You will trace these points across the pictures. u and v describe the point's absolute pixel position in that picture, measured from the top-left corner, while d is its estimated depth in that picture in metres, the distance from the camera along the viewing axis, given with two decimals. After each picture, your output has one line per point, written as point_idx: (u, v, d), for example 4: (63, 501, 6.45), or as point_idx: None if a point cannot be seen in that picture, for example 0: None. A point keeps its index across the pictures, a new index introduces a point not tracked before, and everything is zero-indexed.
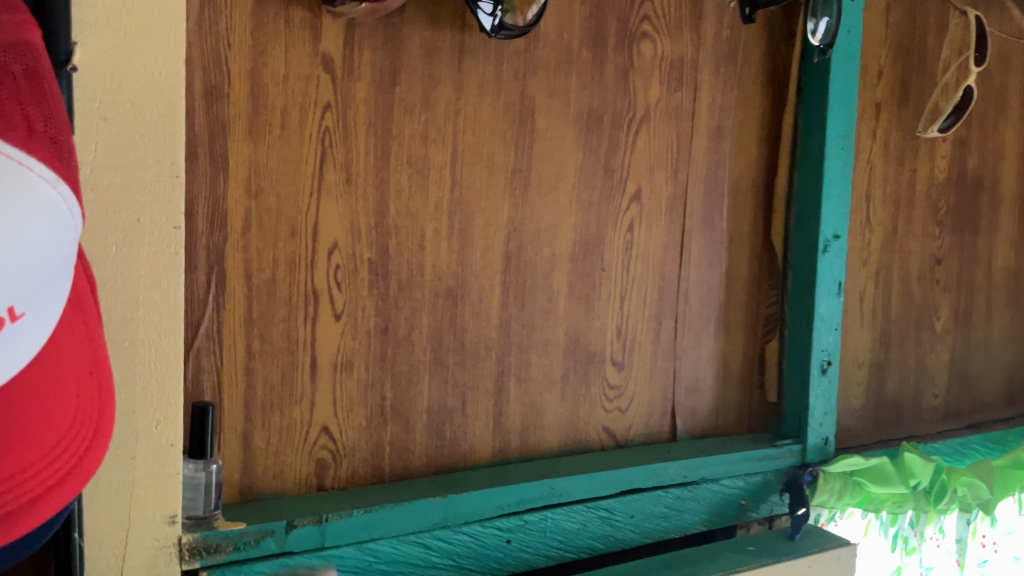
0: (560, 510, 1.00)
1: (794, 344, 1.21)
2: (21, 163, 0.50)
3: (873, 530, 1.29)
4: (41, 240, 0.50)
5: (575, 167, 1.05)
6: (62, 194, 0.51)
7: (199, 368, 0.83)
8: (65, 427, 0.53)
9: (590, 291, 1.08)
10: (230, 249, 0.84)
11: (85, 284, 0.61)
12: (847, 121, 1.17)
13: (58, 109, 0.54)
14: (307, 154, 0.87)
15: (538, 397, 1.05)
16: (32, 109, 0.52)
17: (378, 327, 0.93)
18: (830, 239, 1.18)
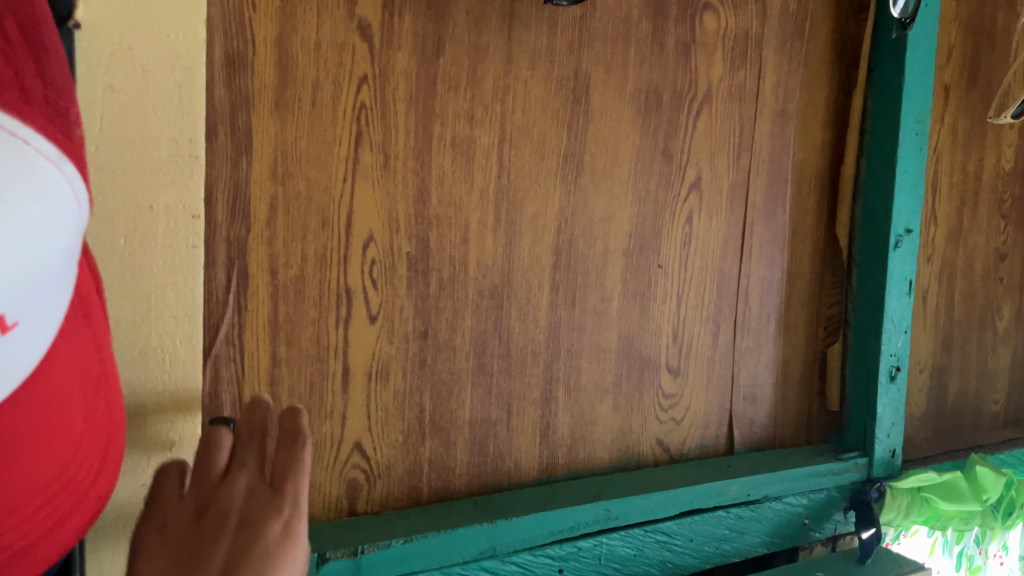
0: (616, 535, 0.90)
1: (858, 348, 1.11)
2: (17, 135, 0.37)
3: (938, 550, 1.19)
4: (44, 234, 0.38)
5: (632, 151, 0.94)
6: (67, 175, 0.39)
7: (218, 378, 0.72)
8: (71, 454, 0.45)
9: (644, 290, 0.97)
10: (253, 241, 0.73)
11: (89, 283, 0.51)
12: (925, 104, 1.06)
13: (57, 69, 0.43)
14: (340, 134, 0.76)
15: (588, 407, 0.95)
16: (27, 68, 0.40)
17: (417, 331, 0.82)
18: (902, 235, 1.07)
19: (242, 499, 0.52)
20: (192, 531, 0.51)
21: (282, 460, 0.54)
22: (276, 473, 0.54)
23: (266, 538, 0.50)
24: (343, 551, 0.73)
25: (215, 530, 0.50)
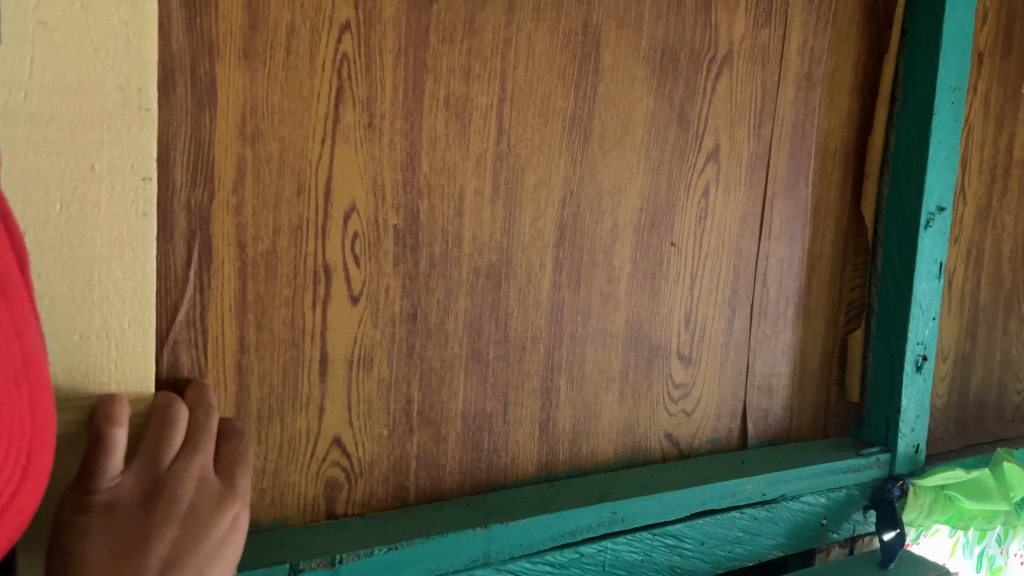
0: (623, 539, 0.81)
1: (883, 335, 1.03)
2: None
3: (959, 550, 1.11)
4: None
5: (645, 117, 0.85)
6: None
7: (177, 366, 0.63)
8: None
9: (656, 270, 0.89)
10: (217, 210, 0.63)
11: (15, 272, 0.41)
12: (962, 71, 0.97)
13: None
14: (318, 88, 0.67)
15: (592, 398, 0.86)
16: None
17: (405, 313, 0.73)
18: (934, 213, 0.99)
19: (186, 505, 0.51)
20: (135, 518, 0.49)
21: (225, 502, 0.53)
22: (208, 513, 0.52)
23: (200, 566, 0.50)
24: (319, 562, 0.65)
25: (160, 525, 0.50)
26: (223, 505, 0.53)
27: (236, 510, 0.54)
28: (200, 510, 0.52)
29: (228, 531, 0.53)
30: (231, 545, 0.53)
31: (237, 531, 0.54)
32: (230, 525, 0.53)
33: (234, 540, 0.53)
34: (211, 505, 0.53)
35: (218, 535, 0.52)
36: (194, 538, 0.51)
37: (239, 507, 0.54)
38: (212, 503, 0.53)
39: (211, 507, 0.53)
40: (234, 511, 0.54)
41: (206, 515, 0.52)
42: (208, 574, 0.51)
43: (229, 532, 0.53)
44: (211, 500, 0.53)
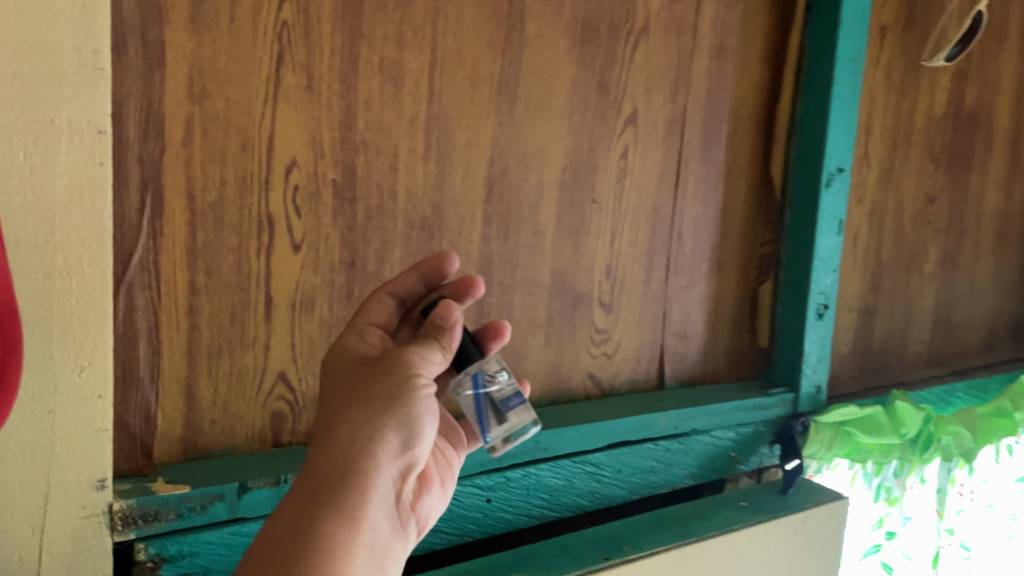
0: (545, 466, 0.90)
1: (790, 286, 1.13)
2: None
3: (859, 481, 1.26)
4: None
5: (568, 83, 0.92)
6: None
7: (133, 305, 0.69)
8: None
9: (579, 225, 0.97)
10: (168, 163, 0.69)
11: None
12: (860, 43, 1.07)
13: None
14: (260, 53, 0.73)
15: (520, 341, 0.95)
16: None
17: (344, 261, 0.80)
18: (834, 172, 1.08)
19: (367, 371, 0.58)
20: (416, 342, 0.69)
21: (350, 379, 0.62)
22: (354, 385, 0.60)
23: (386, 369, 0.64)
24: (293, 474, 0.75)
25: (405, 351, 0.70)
26: (392, 383, 0.56)
27: (414, 381, 0.56)
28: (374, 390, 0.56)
29: (397, 410, 0.55)
30: (413, 407, 0.56)
31: (416, 405, 0.56)
32: (400, 405, 0.55)
33: (422, 405, 0.56)
34: (374, 387, 0.56)
35: (380, 416, 0.55)
36: (356, 421, 0.54)
37: (411, 381, 0.56)
38: (386, 380, 0.56)
39: (385, 390, 0.55)
40: (405, 387, 0.56)
41: (377, 396, 0.55)
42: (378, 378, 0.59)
43: (396, 412, 0.55)
44: (386, 387, 0.56)
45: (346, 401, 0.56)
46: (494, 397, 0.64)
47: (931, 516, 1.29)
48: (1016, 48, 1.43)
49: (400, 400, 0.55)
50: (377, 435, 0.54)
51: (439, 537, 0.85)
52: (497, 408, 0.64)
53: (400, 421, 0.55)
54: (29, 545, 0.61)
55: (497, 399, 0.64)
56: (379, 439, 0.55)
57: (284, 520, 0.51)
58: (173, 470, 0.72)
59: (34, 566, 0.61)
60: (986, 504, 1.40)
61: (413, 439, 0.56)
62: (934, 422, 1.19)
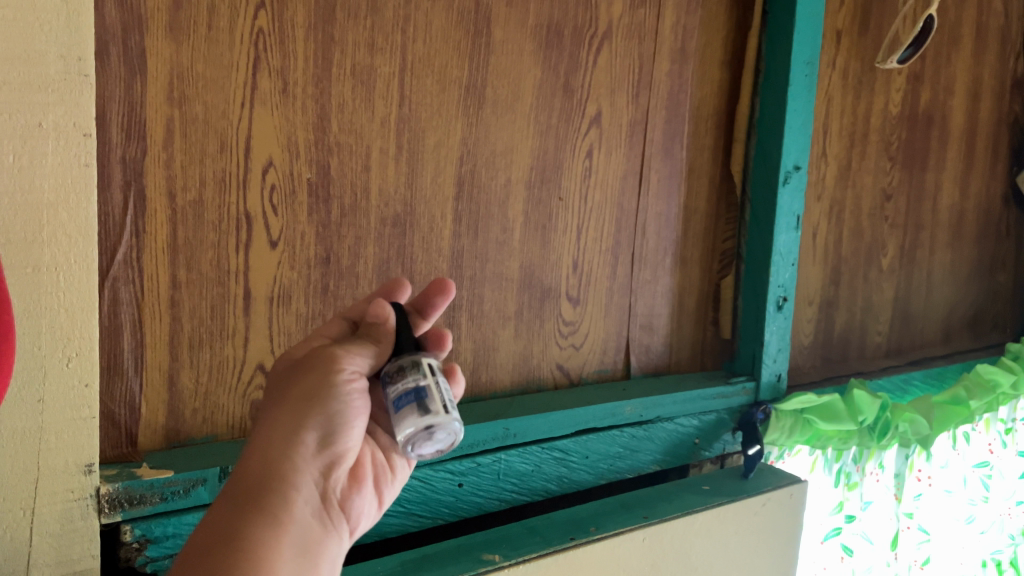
0: (514, 452, 0.95)
1: (750, 279, 1.18)
2: None
3: (819, 467, 1.31)
4: None
5: (534, 85, 0.97)
6: None
7: (117, 299, 0.73)
8: None
9: (546, 221, 1.01)
10: (150, 164, 0.73)
11: None
12: (814, 47, 1.12)
13: None
14: (237, 59, 0.77)
15: (490, 333, 0.99)
16: None
17: (319, 257, 0.84)
18: (791, 170, 1.13)
19: (292, 373, 0.57)
20: None
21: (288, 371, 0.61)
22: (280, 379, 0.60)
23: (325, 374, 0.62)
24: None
25: None
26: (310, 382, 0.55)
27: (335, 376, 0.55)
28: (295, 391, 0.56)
29: (314, 408, 0.55)
30: (335, 402, 0.55)
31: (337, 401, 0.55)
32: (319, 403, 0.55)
33: (344, 400, 0.55)
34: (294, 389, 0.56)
35: (299, 416, 0.54)
36: (278, 425, 0.55)
37: (329, 375, 0.55)
38: (304, 380, 0.56)
39: (301, 390, 0.55)
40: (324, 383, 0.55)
41: (294, 396, 0.55)
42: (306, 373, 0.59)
43: (315, 409, 0.55)
44: (306, 385, 0.55)
45: (271, 406, 0.56)
46: (411, 385, 0.55)
47: (890, 500, 1.35)
48: (969, 49, 1.49)
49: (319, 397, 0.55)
50: (295, 435, 0.54)
51: (413, 520, 0.89)
52: (418, 394, 0.54)
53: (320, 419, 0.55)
54: (20, 526, 0.64)
55: (413, 388, 0.55)
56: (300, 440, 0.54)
57: (208, 523, 0.52)
58: (157, 455, 0.76)
59: (24, 546, 0.64)
60: (945, 489, 1.45)
61: (339, 435, 0.55)
62: (891, 410, 1.24)
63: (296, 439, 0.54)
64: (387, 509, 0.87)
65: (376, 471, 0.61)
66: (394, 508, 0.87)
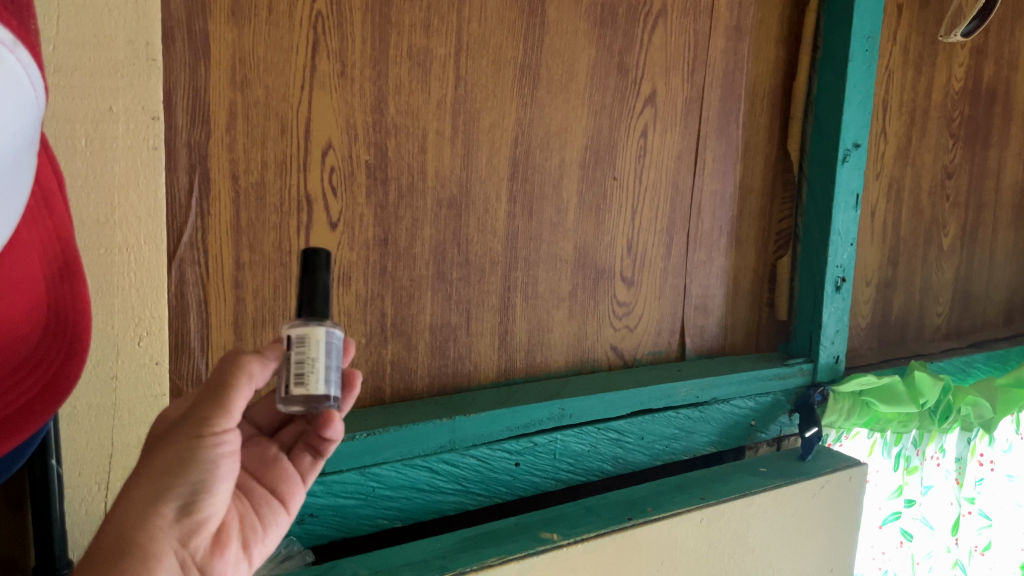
0: (570, 432, 0.95)
1: (807, 260, 1.16)
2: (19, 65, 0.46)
3: (877, 450, 1.29)
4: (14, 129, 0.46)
5: (588, 64, 0.96)
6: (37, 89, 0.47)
7: (183, 280, 0.75)
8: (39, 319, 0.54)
9: (600, 202, 1.01)
10: (214, 146, 0.74)
11: (46, 167, 0.54)
12: (873, 21, 1.10)
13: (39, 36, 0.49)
14: (297, 42, 0.77)
15: (545, 314, 0.99)
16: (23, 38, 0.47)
17: (378, 238, 0.85)
18: (850, 148, 1.12)
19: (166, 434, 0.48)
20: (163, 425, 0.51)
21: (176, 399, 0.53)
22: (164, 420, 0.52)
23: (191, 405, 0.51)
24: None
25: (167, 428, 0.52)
26: (160, 456, 0.47)
27: (205, 406, 0.47)
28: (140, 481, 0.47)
29: (169, 460, 0.46)
30: (206, 439, 0.47)
31: (192, 454, 0.46)
32: (169, 466, 0.46)
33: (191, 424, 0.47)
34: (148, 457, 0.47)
35: (148, 498, 0.46)
36: (127, 502, 0.46)
37: (195, 422, 0.46)
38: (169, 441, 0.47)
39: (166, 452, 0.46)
40: (180, 439, 0.47)
41: (151, 468, 0.47)
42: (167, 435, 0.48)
43: (166, 475, 0.46)
44: None
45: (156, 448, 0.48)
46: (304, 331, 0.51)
47: (950, 485, 1.33)
48: None
49: (164, 467, 0.46)
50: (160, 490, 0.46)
51: (471, 498, 0.90)
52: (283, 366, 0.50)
53: (181, 478, 0.46)
54: (97, 499, 0.65)
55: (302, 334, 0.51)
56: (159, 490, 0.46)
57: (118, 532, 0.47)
58: None
59: (99, 519, 0.66)
60: (1007, 475, 1.41)
61: (201, 498, 0.47)
62: (954, 393, 1.20)
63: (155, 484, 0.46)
64: (445, 487, 0.88)
65: (245, 534, 0.52)
66: (452, 486, 0.88)
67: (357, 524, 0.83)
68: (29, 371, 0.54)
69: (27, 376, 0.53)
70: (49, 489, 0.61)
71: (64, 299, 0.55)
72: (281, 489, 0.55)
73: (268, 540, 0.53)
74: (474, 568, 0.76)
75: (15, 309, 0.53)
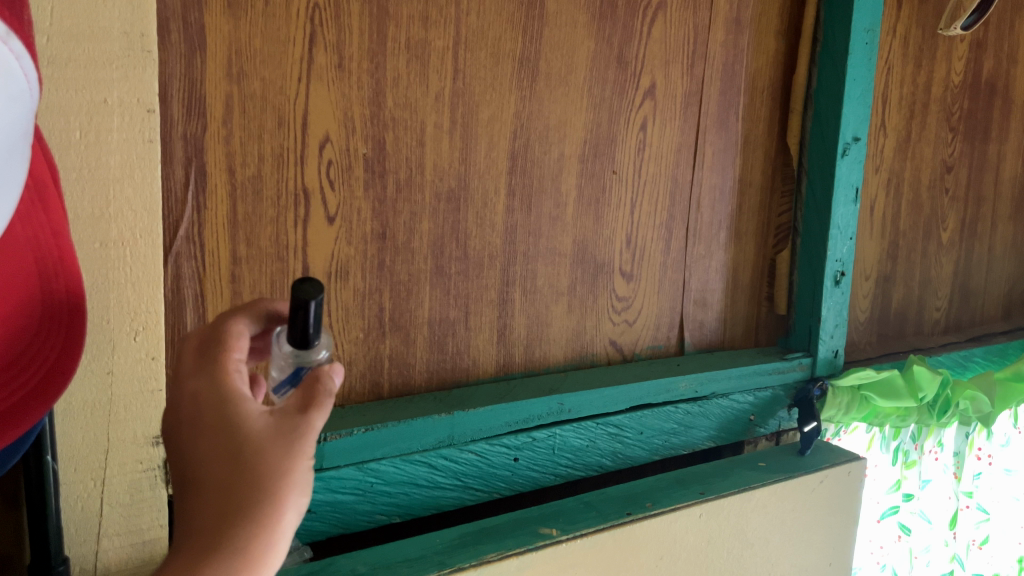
0: (569, 427, 0.95)
1: (806, 254, 1.16)
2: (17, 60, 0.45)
3: (876, 445, 1.28)
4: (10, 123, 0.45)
5: (587, 57, 0.95)
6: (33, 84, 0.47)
7: (180, 274, 0.74)
8: (35, 314, 0.54)
9: (599, 196, 1.00)
10: (210, 140, 0.74)
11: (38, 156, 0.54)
12: (874, 14, 1.09)
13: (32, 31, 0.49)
14: (294, 34, 0.76)
15: (544, 309, 0.98)
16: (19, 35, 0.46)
17: (376, 232, 0.84)
18: (850, 142, 1.11)
19: (247, 463, 0.39)
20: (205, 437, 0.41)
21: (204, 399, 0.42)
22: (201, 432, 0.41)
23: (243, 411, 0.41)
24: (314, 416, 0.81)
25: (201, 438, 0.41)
26: (267, 471, 0.38)
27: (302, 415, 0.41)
28: (236, 498, 0.38)
29: (276, 495, 0.38)
30: (308, 464, 0.40)
31: (300, 473, 0.39)
32: (283, 483, 0.39)
33: (293, 453, 0.39)
34: (235, 496, 0.38)
35: (257, 519, 0.38)
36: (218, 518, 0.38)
37: (299, 431, 0.40)
38: (266, 448, 0.39)
39: (270, 461, 0.39)
40: (282, 450, 0.39)
41: (247, 512, 0.38)
42: (261, 464, 0.39)
43: (275, 494, 0.38)
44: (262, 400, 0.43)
45: (238, 484, 0.38)
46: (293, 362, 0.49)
47: (948, 479, 1.33)
48: None
49: (276, 485, 0.38)
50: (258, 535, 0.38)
51: (469, 493, 0.90)
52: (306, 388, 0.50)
53: (292, 497, 0.39)
54: (92, 496, 0.65)
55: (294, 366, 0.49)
56: (263, 533, 0.38)
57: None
58: None
59: (95, 516, 0.65)
60: (1005, 468, 1.41)
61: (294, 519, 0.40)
62: (953, 387, 1.20)
63: (260, 527, 0.38)
64: (444, 483, 0.87)
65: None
66: (451, 481, 0.88)
67: (356, 520, 0.83)
68: (26, 367, 0.53)
69: (25, 370, 0.53)
70: (45, 485, 0.61)
71: (56, 293, 0.54)
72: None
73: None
74: (473, 564, 0.76)
75: (9, 303, 0.52)
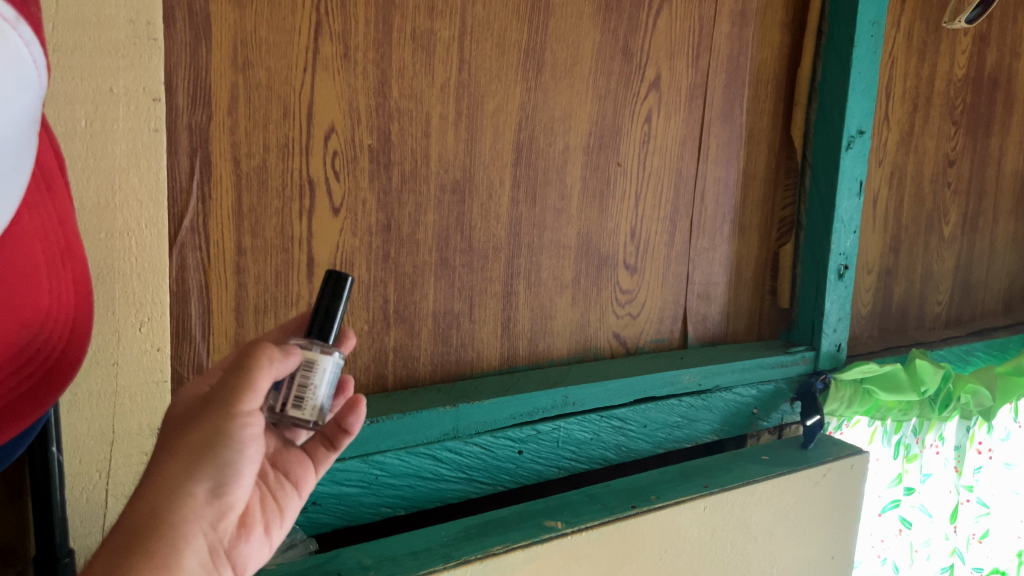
0: (573, 419, 0.95)
1: (810, 248, 1.16)
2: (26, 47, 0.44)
3: (877, 439, 1.31)
4: (14, 111, 0.45)
5: (592, 49, 0.95)
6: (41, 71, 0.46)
7: (184, 264, 0.73)
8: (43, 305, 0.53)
9: (603, 188, 1.00)
10: (215, 129, 0.73)
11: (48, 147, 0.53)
12: (879, 7, 1.09)
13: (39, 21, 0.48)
14: (299, 23, 0.76)
15: (548, 301, 0.98)
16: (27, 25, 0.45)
17: (381, 224, 0.84)
18: (854, 135, 1.11)
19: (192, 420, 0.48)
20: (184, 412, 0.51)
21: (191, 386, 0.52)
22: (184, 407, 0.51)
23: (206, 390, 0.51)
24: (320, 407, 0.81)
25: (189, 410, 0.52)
26: (196, 427, 0.47)
27: (232, 390, 0.47)
28: (174, 447, 0.47)
29: (195, 444, 0.47)
30: (228, 418, 0.47)
31: (220, 426, 0.47)
32: (201, 435, 0.47)
33: (218, 409, 0.47)
34: (174, 450, 0.47)
35: (179, 465, 0.46)
36: (150, 495, 0.46)
37: (229, 410, 0.47)
38: (197, 428, 0.47)
39: (197, 438, 0.47)
40: (206, 427, 0.47)
41: (175, 456, 0.47)
42: (195, 422, 0.47)
43: (195, 445, 0.46)
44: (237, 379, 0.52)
45: (181, 436, 0.48)
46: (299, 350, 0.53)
47: (949, 474, 1.34)
48: None
49: (196, 436, 0.47)
50: (185, 479, 0.46)
51: (474, 486, 0.90)
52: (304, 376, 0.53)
53: (208, 447, 0.47)
54: (97, 488, 0.64)
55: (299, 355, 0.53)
56: (183, 475, 0.46)
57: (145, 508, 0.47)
58: None
59: (100, 507, 0.65)
60: (1006, 462, 1.41)
61: (228, 485, 0.48)
62: (954, 381, 1.20)
63: (181, 471, 0.46)
64: (449, 476, 0.87)
65: (266, 517, 0.54)
66: (455, 474, 0.87)
67: (361, 512, 0.82)
68: (31, 360, 0.52)
69: (30, 362, 0.52)
70: (50, 478, 0.60)
71: (62, 282, 0.54)
72: (303, 483, 0.58)
73: (285, 522, 0.56)
74: (478, 556, 0.75)
75: (17, 295, 0.51)
